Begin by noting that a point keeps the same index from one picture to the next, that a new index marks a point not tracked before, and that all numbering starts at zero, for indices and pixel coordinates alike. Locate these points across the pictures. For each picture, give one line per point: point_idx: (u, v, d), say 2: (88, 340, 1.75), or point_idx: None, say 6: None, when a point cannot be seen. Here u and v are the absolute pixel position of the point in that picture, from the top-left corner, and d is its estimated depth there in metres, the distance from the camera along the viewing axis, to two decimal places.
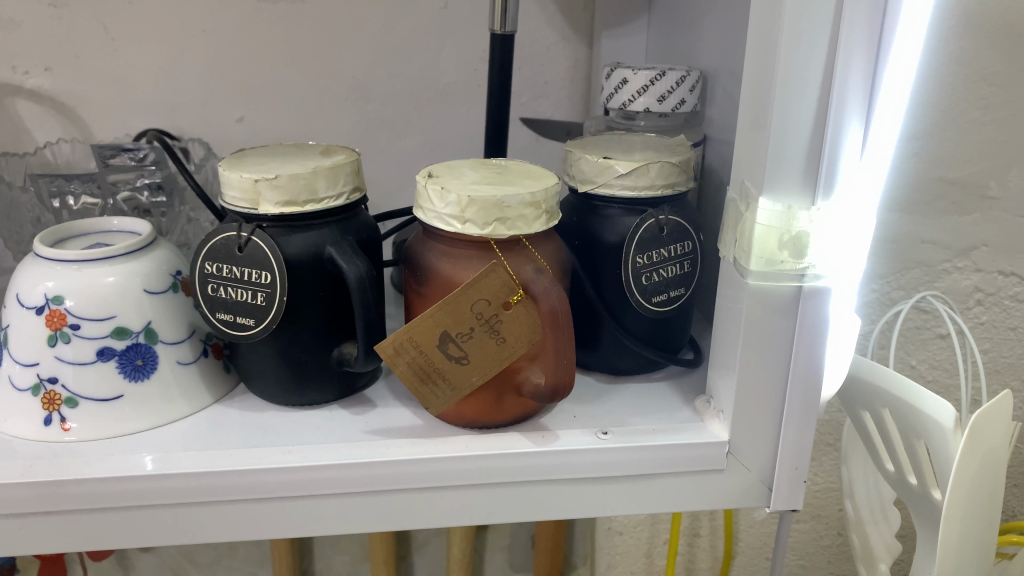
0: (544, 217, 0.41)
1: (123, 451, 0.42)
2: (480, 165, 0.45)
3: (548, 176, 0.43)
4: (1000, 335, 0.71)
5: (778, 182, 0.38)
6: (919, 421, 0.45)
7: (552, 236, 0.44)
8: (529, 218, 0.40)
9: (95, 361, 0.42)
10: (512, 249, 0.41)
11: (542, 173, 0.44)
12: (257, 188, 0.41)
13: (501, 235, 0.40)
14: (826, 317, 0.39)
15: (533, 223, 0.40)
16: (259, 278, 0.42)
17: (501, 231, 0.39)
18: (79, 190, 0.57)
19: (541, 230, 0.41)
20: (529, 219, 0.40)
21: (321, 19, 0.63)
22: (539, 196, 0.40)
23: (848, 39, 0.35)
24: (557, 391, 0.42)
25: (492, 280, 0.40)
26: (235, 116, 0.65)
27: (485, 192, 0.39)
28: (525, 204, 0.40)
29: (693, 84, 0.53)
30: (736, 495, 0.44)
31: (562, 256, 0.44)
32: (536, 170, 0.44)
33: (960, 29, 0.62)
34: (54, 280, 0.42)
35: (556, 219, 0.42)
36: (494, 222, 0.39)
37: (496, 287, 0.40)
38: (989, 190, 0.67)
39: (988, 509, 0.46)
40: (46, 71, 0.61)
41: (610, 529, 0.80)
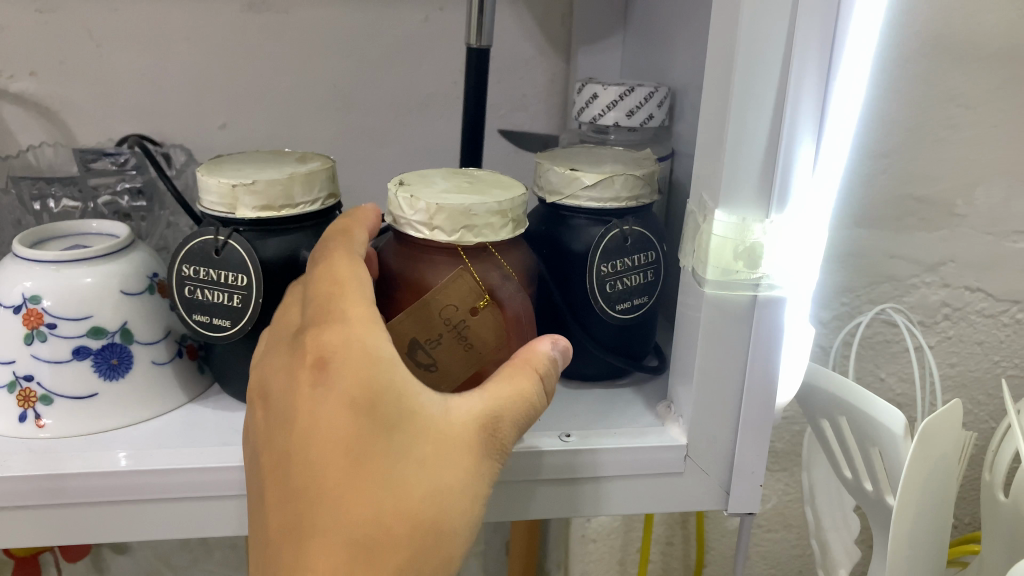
0: (510, 225, 0.42)
1: (97, 448, 0.43)
2: (455, 175, 0.47)
3: (519, 185, 0.44)
4: (967, 350, 0.74)
5: (734, 195, 0.39)
6: (873, 427, 0.47)
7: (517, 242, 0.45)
8: (495, 226, 0.41)
9: (72, 360, 0.43)
10: (479, 257, 0.43)
11: (513, 182, 0.45)
12: (235, 193, 0.43)
13: (467, 242, 0.41)
14: (781, 325, 0.41)
15: (499, 231, 0.42)
16: (236, 280, 0.43)
17: (467, 237, 0.41)
18: (59, 193, 0.59)
19: (507, 238, 0.43)
20: (495, 227, 0.41)
21: (304, 29, 0.65)
22: (506, 205, 0.41)
23: (800, 57, 0.37)
24: None
25: (459, 285, 0.42)
26: (217, 124, 0.66)
27: (452, 200, 0.40)
28: (493, 213, 0.41)
29: (662, 100, 0.55)
30: (694, 498, 0.45)
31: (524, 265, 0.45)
32: (509, 179, 0.46)
33: (928, 51, 0.64)
34: (32, 280, 0.43)
35: (523, 227, 0.44)
36: (462, 229, 0.41)
37: (464, 292, 0.42)
38: (956, 209, 0.69)
39: (939, 513, 0.48)
40: (31, 76, 0.62)
41: (583, 536, 0.81)
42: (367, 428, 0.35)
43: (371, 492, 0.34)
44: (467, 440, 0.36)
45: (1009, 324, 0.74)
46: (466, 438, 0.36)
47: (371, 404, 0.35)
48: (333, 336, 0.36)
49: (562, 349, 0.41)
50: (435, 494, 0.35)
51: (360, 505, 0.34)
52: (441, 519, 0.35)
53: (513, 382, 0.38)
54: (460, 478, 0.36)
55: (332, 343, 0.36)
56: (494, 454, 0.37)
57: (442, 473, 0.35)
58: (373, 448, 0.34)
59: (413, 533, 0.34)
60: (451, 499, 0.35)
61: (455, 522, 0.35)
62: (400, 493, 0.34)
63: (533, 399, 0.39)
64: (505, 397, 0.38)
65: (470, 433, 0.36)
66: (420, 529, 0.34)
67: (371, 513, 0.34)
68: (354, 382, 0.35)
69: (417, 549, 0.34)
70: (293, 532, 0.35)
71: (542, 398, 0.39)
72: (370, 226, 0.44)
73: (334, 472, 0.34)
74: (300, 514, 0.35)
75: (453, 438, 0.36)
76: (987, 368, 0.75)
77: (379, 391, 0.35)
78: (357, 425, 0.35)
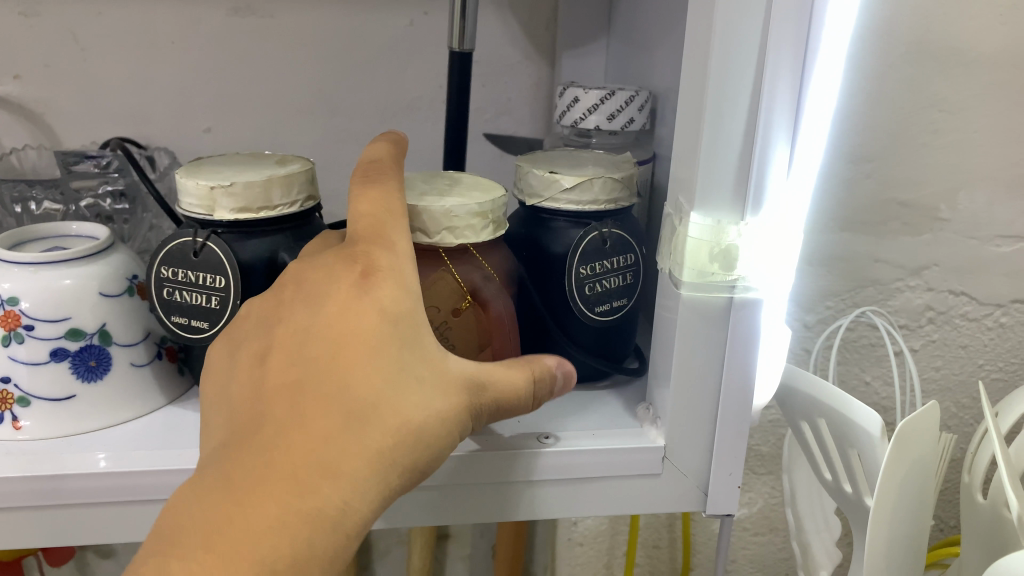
0: (491, 227, 0.42)
1: (74, 450, 0.43)
2: (432, 177, 0.47)
3: (497, 187, 0.45)
4: (951, 353, 0.75)
5: (710, 198, 0.40)
6: (851, 429, 0.47)
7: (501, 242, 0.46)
8: (477, 228, 0.42)
9: (49, 361, 0.43)
10: (461, 258, 0.43)
11: (491, 184, 0.45)
12: (213, 195, 0.43)
13: (449, 244, 0.41)
14: (758, 327, 0.41)
15: (480, 232, 0.42)
16: (214, 282, 0.44)
17: (449, 239, 0.41)
18: (41, 197, 0.59)
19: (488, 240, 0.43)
20: (477, 229, 0.42)
21: (289, 33, 0.65)
22: (487, 207, 0.42)
23: (774, 60, 0.37)
24: None
25: (442, 287, 0.43)
26: (202, 127, 0.66)
27: (432, 203, 0.41)
28: (474, 214, 0.41)
29: (643, 104, 0.55)
30: (672, 500, 0.46)
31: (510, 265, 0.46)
32: (487, 181, 0.46)
33: (909, 57, 0.64)
34: (9, 282, 0.43)
35: (504, 229, 0.44)
36: (443, 231, 0.41)
37: (446, 294, 0.43)
38: (940, 213, 0.70)
39: (917, 515, 0.48)
40: (15, 79, 0.62)
41: (569, 540, 0.81)
42: (391, 336, 0.35)
43: (377, 389, 0.34)
44: (466, 391, 0.37)
45: (993, 328, 0.74)
46: (465, 386, 0.37)
47: (401, 319, 0.36)
48: (380, 250, 0.37)
49: (564, 372, 0.43)
50: (424, 414, 0.35)
51: (362, 396, 0.34)
52: (426, 443, 0.35)
53: (515, 370, 0.40)
54: (453, 419, 0.36)
55: (379, 256, 0.37)
56: (476, 417, 0.38)
57: (435, 402, 0.36)
58: (393, 353, 0.35)
59: (398, 444, 0.34)
60: (441, 433, 0.36)
61: (434, 456, 0.36)
62: (402, 403, 0.35)
63: (527, 390, 0.40)
64: (503, 374, 0.39)
65: (470, 386, 0.38)
66: (408, 444, 0.34)
67: (371, 403, 0.34)
68: (395, 293, 0.36)
69: (396, 460, 0.34)
70: (286, 394, 0.34)
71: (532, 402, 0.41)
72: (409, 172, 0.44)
73: (348, 360, 0.35)
74: (300, 383, 0.34)
75: (457, 382, 0.37)
76: (972, 372, 0.75)
77: (409, 312, 0.36)
78: (384, 328, 0.35)
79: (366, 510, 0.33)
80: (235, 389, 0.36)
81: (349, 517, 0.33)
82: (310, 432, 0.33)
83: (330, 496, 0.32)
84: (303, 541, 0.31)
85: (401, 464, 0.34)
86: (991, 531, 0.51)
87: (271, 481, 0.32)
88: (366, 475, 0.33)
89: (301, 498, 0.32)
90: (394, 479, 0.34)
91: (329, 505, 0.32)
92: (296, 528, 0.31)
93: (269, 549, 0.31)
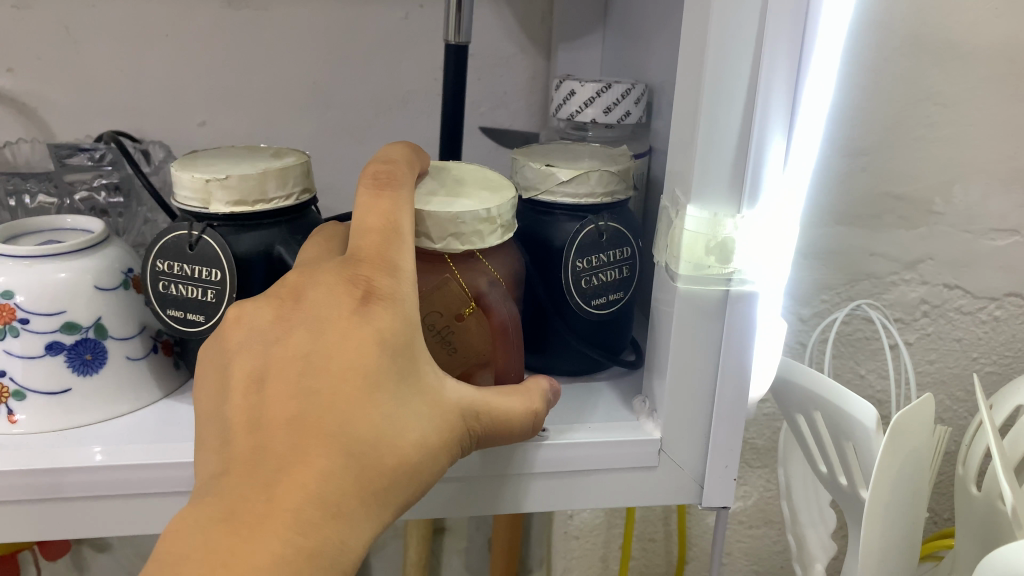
0: (498, 231, 0.42)
1: (70, 443, 0.43)
2: (445, 173, 0.47)
3: (507, 187, 0.45)
4: (945, 347, 0.75)
5: (706, 191, 0.39)
6: (846, 423, 0.48)
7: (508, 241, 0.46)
8: (484, 233, 0.42)
9: (44, 355, 0.43)
10: (467, 264, 0.43)
11: (502, 183, 0.45)
12: (209, 187, 0.43)
13: (455, 250, 0.41)
14: (753, 321, 0.41)
15: (488, 237, 0.42)
16: (209, 276, 0.43)
17: (453, 245, 0.41)
18: (35, 189, 0.58)
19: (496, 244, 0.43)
20: (483, 234, 0.42)
21: (284, 26, 0.64)
22: (494, 213, 0.41)
23: (770, 53, 0.37)
24: None
25: (446, 293, 0.42)
26: (197, 121, 0.66)
27: (437, 208, 0.40)
28: (480, 220, 0.41)
29: (639, 97, 0.55)
30: (668, 492, 0.46)
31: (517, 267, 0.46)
32: (500, 180, 0.46)
33: (905, 50, 0.64)
34: (3, 275, 0.43)
35: (512, 232, 0.44)
36: (449, 237, 0.41)
37: (450, 300, 0.43)
38: (935, 207, 0.70)
39: (912, 507, 0.49)
40: (7, 72, 0.62)
41: (566, 534, 0.81)
42: (388, 368, 0.35)
43: (373, 423, 0.34)
44: (460, 420, 0.38)
45: (987, 321, 0.74)
46: (461, 414, 0.38)
47: (398, 348, 0.36)
48: (382, 271, 0.37)
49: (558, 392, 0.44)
50: (423, 447, 0.36)
51: (359, 429, 0.34)
52: (417, 475, 0.36)
53: (513, 397, 0.40)
54: (442, 449, 0.37)
55: (380, 283, 0.37)
56: (467, 443, 0.39)
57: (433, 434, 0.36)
58: (389, 384, 0.35)
59: (391, 477, 0.35)
60: (431, 464, 0.36)
61: (423, 486, 0.36)
62: (397, 437, 0.35)
63: (524, 417, 0.41)
64: (501, 400, 0.40)
65: (463, 415, 0.38)
66: (400, 477, 0.35)
67: (371, 436, 0.34)
68: (396, 325, 0.36)
69: (391, 492, 0.35)
70: (287, 427, 0.34)
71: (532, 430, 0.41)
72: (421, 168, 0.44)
73: (347, 390, 0.34)
74: (299, 415, 0.34)
75: (451, 411, 0.37)
76: (966, 366, 0.75)
77: (405, 342, 0.36)
78: (382, 358, 0.35)
79: (363, 543, 0.33)
80: (231, 409, 0.36)
81: (347, 551, 0.33)
82: (310, 465, 0.33)
83: (329, 530, 0.32)
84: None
85: (394, 495, 0.35)
86: (985, 522, 0.52)
87: (271, 515, 0.32)
88: (361, 509, 0.33)
89: (302, 533, 0.32)
90: (387, 510, 0.35)
91: (329, 538, 0.32)
92: (300, 563, 0.31)
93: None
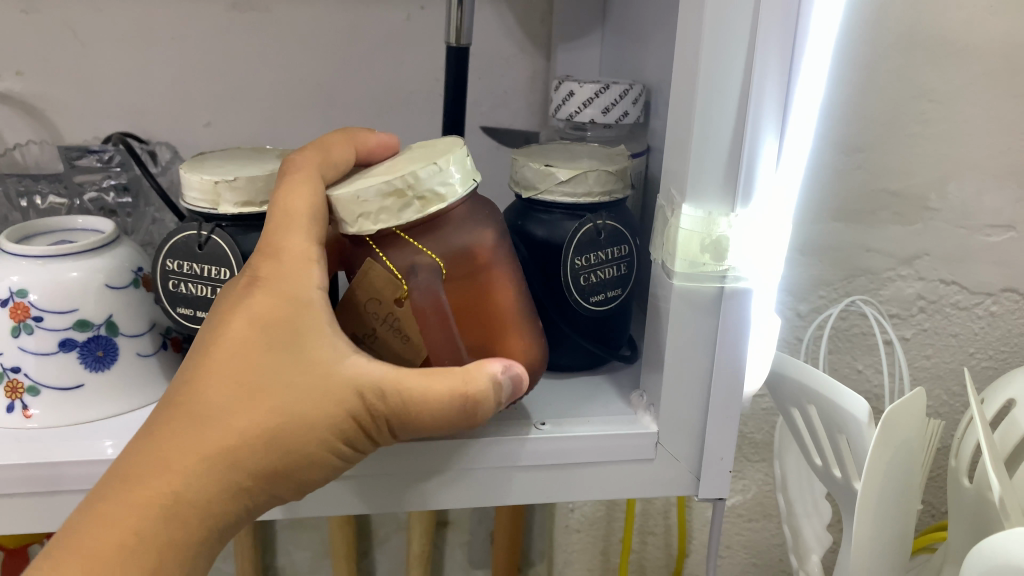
0: (410, 204, 0.40)
1: (84, 437, 0.44)
2: (430, 144, 0.45)
3: (454, 149, 0.42)
4: (942, 342, 0.76)
5: (701, 191, 0.41)
6: (839, 416, 0.49)
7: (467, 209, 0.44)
8: (393, 208, 0.40)
9: (58, 352, 0.45)
10: (393, 244, 0.42)
11: (454, 146, 0.43)
12: (217, 189, 0.44)
13: (369, 230, 0.40)
14: (747, 316, 0.42)
15: (398, 212, 0.40)
16: (219, 274, 0.45)
17: (366, 224, 0.40)
18: (46, 190, 0.59)
19: (422, 218, 0.41)
20: (395, 209, 0.40)
21: (287, 28, 0.66)
22: (396, 184, 0.39)
23: (762, 57, 0.38)
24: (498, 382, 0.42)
25: (374, 276, 0.42)
26: (202, 121, 0.67)
27: (342, 191, 0.40)
28: (384, 195, 0.39)
29: (637, 97, 0.56)
30: (666, 483, 0.47)
31: (475, 241, 0.43)
32: (464, 143, 0.43)
33: (900, 49, 0.65)
34: (19, 274, 0.44)
35: (451, 202, 0.41)
36: (359, 218, 0.40)
37: (381, 284, 0.42)
38: (930, 203, 0.71)
39: (903, 498, 0.50)
40: (16, 75, 0.63)
41: (567, 527, 0.83)
42: (259, 342, 0.38)
43: (236, 392, 0.37)
44: (349, 398, 0.38)
45: (983, 316, 0.75)
46: (346, 390, 0.38)
47: (270, 327, 0.39)
48: (269, 258, 0.40)
49: (513, 377, 0.43)
50: (284, 414, 0.37)
51: (222, 396, 0.37)
52: (281, 444, 0.37)
53: (433, 381, 0.39)
54: (320, 422, 0.38)
55: (264, 267, 0.40)
56: (372, 423, 0.39)
57: (303, 404, 0.38)
58: (255, 358, 0.38)
59: (254, 442, 0.37)
60: (308, 435, 0.38)
61: (300, 456, 0.38)
62: (263, 406, 0.37)
63: (446, 401, 0.39)
64: (412, 381, 0.39)
65: (354, 394, 0.38)
66: (264, 444, 0.37)
67: (225, 402, 0.37)
68: (266, 302, 0.39)
69: (254, 457, 0.37)
70: (167, 396, 0.38)
71: (462, 413, 0.40)
72: (362, 149, 0.45)
73: (223, 361, 0.38)
74: (179, 384, 0.38)
75: (336, 388, 0.38)
76: (962, 360, 0.76)
77: (283, 319, 0.39)
78: (250, 335, 0.38)
79: (214, 498, 0.37)
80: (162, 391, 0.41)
81: (192, 503, 0.36)
82: (175, 424, 0.37)
83: (176, 482, 0.36)
84: (144, 521, 0.35)
85: (260, 460, 0.37)
86: (975, 513, 0.53)
87: (120, 467, 0.36)
88: (216, 469, 0.36)
89: (148, 482, 0.36)
90: (251, 473, 0.37)
91: (173, 490, 0.36)
92: (139, 509, 0.35)
93: (115, 526, 0.35)
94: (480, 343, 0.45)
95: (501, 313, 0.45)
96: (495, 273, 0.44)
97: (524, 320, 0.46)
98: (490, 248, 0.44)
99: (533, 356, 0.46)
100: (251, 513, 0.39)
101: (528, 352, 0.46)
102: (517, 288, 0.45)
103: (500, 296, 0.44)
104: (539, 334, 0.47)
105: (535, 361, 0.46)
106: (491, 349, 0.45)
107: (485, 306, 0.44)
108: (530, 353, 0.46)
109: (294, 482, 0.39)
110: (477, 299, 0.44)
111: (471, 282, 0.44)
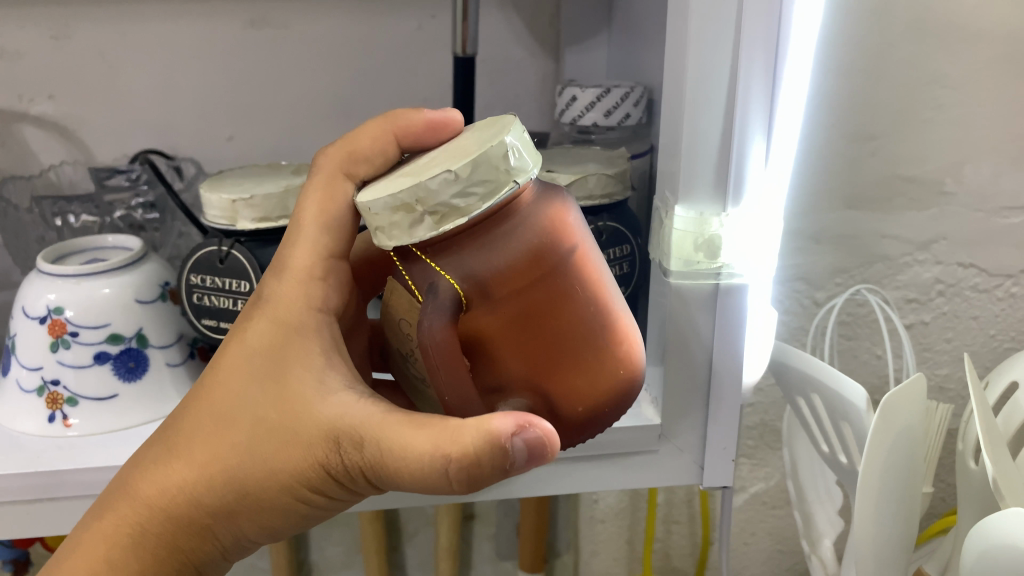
0: (423, 219, 0.34)
1: (119, 443, 0.47)
2: (494, 126, 0.39)
3: (490, 144, 0.35)
4: (962, 325, 0.76)
5: (692, 193, 0.42)
6: (840, 404, 0.50)
7: (520, 204, 0.36)
8: (405, 224, 0.35)
9: (93, 364, 0.48)
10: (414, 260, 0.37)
11: (498, 135, 0.35)
12: (235, 207, 0.47)
13: (387, 247, 0.36)
14: (744, 310, 0.44)
15: (411, 228, 0.35)
16: (238, 287, 0.49)
17: (383, 239, 0.36)
18: (79, 210, 0.64)
19: (443, 235, 0.35)
20: (406, 224, 0.35)
21: (302, 43, 0.68)
22: (402, 197, 0.34)
23: (746, 67, 0.40)
24: (523, 424, 0.36)
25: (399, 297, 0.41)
26: (224, 135, 0.70)
27: (364, 198, 0.36)
28: (394, 208, 0.35)
29: (638, 98, 0.58)
30: (673, 473, 0.49)
31: (518, 256, 0.36)
32: (516, 127, 0.36)
33: (906, 36, 0.66)
34: (55, 292, 0.47)
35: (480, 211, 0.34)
36: (377, 231, 0.36)
37: (406, 306, 0.41)
38: (945, 187, 0.72)
39: (910, 481, 0.51)
40: (49, 98, 0.66)
41: (592, 517, 0.84)
42: (243, 370, 0.41)
43: (210, 423, 0.41)
44: (316, 444, 0.39)
45: (1004, 299, 0.75)
46: (309, 437, 0.39)
47: (251, 360, 0.41)
48: (273, 280, 0.44)
49: (529, 441, 0.35)
50: (244, 454, 0.40)
51: (200, 427, 0.41)
52: (238, 484, 0.40)
53: (418, 436, 0.36)
54: (282, 468, 0.39)
55: (264, 293, 0.43)
56: (345, 473, 0.39)
57: (264, 447, 0.40)
58: (228, 390, 0.41)
59: (220, 480, 0.40)
60: (266, 479, 0.40)
61: (267, 496, 0.40)
62: (225, 445, 0.40)
63: (426, 459, 0.36)
64: (390, 432, 0.37)
65: (322, 438, 0.39)
66: (229, 482, 0.40)
67: (198, 435, 0.41)
68: (254, 335, 0.42)
69: (219, 493, 0.40)
70: (167, 421, 0.43)
71: (443, 478, 0.36)
72: (400, 130, 0.43)
73: (209, 390, 0.42)
74: (175, 412, 0.43)
75: (304, 429, 0.39)
76: (984, 343, 0.77)
77: (266, 351, 0.41)
78: (230, 369, 0.42)
79: (179, 531, 0.41)
80: None
81: (157, 535, 0.41)
82: (157, 452, 0.42)
83: (144, 513, 0.41)
84: (110, 550, 0.40)
85: (225, 497, 0.40)
86: (985, 494, 0.54)
87: (114, 484, 0.42)
88: (178, 503, 0.41)
89: (121, 510, 0.41)
90: (218, 511, 0.41)
91: (136, 523, 0.41)
92: (108, 539, 0.41)
93: (88, 552, 0.40)
94: (532, 372, 0.38)
95: (556, 339, 0.38)
96: (545, 291, 0.37)
97: (590, 344, 0.38)
98: (542, 263, 0.36)
99: (601, 387, 0.39)
100: (233, 546, 0.43)
101: (599, 378, 0.39)
102: (576, 307, 0.37)
103: (552, 320, 0.37)
104: (617, 356, 0.39)
105: (613, 382, 0.39)
106: (550, 382, 0.39)
107: (535, 328, 0.37)
108: (599, 379, 0.39)
109: (267, 521, 0.41)
110: (521, 323, 0.37)
111: (514, 304, 0.37)
